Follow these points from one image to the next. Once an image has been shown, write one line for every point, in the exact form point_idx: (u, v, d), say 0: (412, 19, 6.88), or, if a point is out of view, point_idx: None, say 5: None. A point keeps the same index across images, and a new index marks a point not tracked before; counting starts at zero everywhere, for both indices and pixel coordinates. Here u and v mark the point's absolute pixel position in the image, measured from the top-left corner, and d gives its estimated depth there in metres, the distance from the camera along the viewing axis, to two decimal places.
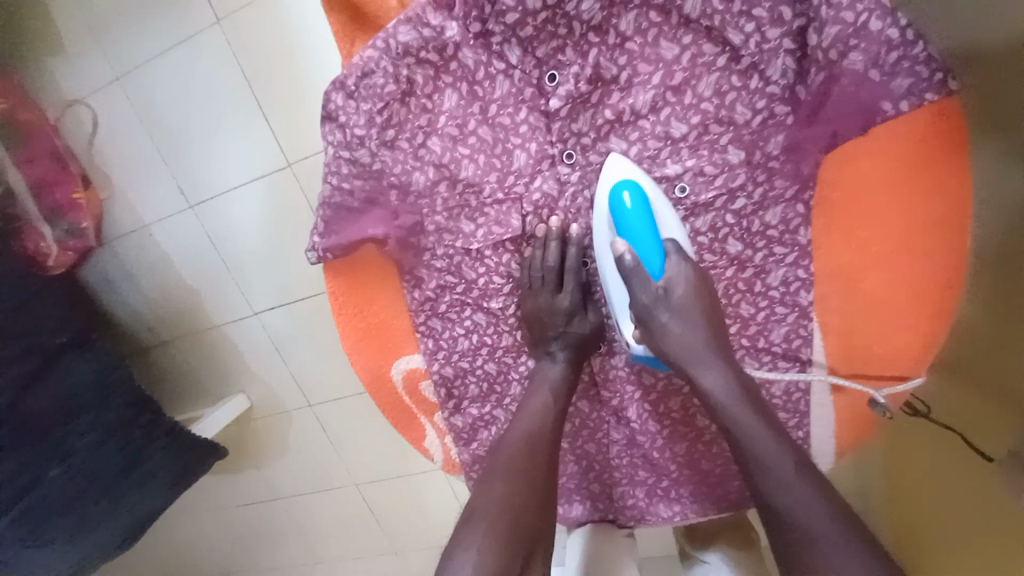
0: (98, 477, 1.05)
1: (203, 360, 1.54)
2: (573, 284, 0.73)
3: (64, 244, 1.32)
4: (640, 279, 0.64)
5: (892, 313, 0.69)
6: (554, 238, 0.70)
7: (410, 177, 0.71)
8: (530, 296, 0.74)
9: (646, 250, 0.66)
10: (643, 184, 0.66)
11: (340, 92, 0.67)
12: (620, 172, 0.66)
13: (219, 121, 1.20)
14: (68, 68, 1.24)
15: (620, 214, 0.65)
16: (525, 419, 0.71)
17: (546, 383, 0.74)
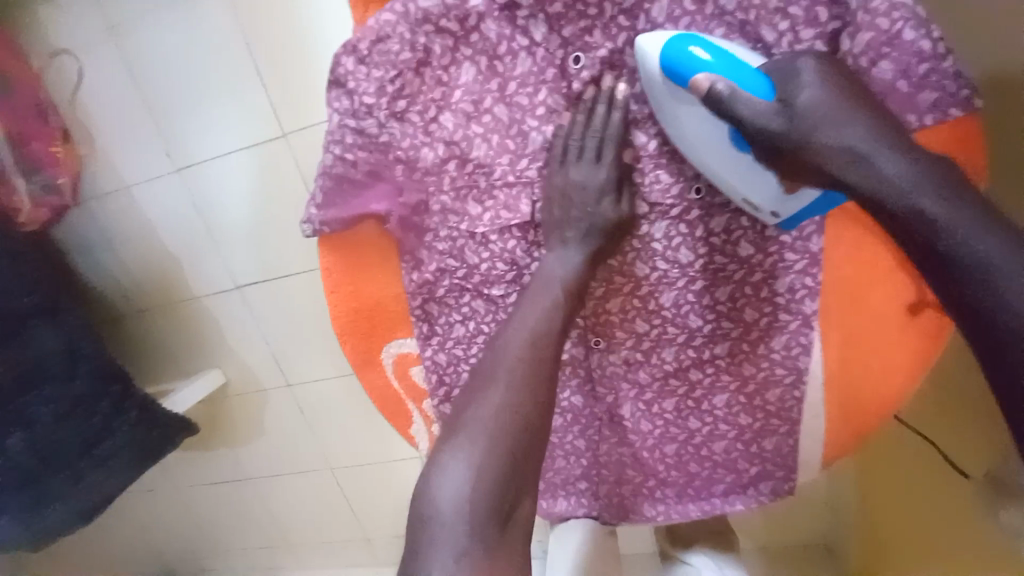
0: (63, 444, 1.01)
1: (179, 331, 1.47)
2: (613, 156, 0.65)
3: (39, 200, 1.24)
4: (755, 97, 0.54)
5: (888, 345, 0.70)
6: (581, 130, 0.64)
7: (418, 152, 0.67)
8: (560, 171, 0.66)
9: (743, 81, 0.55)
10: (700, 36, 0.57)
11: (351, 56, 0.63)
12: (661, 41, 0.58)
13: (213, 84, 1.15)
14: (52, 13, 1.17)
15: (690, 68, 0.56)
16: (529, 324, 0.63)
17: (556, 279, 0.66)
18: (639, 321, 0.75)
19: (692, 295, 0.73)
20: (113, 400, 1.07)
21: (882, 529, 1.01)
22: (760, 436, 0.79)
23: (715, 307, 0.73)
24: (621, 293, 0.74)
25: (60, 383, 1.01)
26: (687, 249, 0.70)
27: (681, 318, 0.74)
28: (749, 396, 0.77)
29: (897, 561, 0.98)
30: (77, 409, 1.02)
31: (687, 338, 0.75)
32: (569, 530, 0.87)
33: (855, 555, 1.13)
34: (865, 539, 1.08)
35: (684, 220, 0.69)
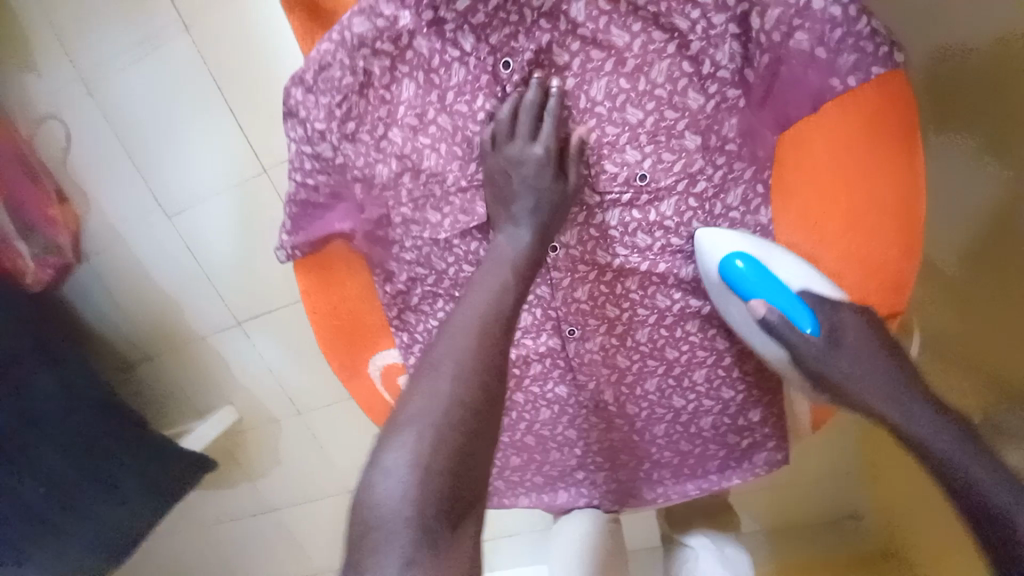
0: (81, 488, 1.05)
1: (188, 371, 1.52)
2: (549, 131, 0.66)
3: (42, 261, 1.31)
4: (793, 329, 0.67)
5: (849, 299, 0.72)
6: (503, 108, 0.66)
7: (373, 170, 0.71)
8: (495, 152, 0.68)
9: (789, 311, 0.68)
10: (750, 252, 0.68)
11: (299, 87, 0.67)
12: (721, 243, 0.70)
13: (191, 133, 1.21)
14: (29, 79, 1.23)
15: (739, 279, 0.68)
16: (485, 295, 0.63)
17: (507, 256, 0.67)
18: (610, 306, 0.78)
19: (657, 277, 0.75)
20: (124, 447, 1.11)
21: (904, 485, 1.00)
22: (745, 407, 0.80)
23: (681, 285, 0.75)
24: (587, 280, 0.77)
25: (71, 434, 1.04)
26: (644, 233, 0.72)
27: (649, 298, 0.76)
28: (728, 368, 0.78)
29: (921, 512, 0.97)
30: (92, 459, 1.06)
31: (658, 317, 0.77)
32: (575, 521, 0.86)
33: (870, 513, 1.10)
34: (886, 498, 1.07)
35: (635, 206, 0.71)
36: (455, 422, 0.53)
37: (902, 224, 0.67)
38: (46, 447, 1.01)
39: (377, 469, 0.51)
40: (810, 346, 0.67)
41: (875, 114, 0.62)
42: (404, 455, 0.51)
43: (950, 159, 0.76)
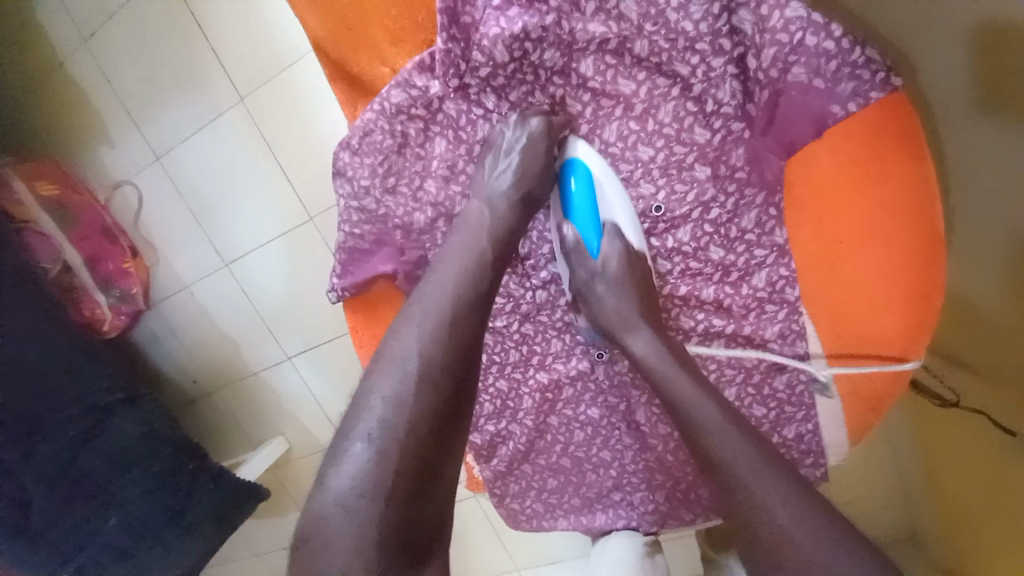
0: (152, 521, 1.15)
1: (245, 405, 1.64)
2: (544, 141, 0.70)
3: (117, 308, 1.48)
4: (579, 255, 0.74)
5: (873, 315, 0.71)
6: (513, 128, 0.70)
7: (411, 217, 0.79)
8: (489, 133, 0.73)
9: (586, 232, 0.74)
10: (592, 168, 0.73)
11: (346, 150, 0.77)
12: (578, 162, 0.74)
13: (246, 189, 1.35)
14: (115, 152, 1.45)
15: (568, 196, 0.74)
16: (455, 270, 0.66)
17: (474, 227, 0.69)
18: None
19: (679, 299, 0.78)
20: (190, 479, 1.21)
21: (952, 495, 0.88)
22: (778, 424, 0.80)
23: (703, 306, 0.78)
24: None
25: (146, 466, 1.16)
26: (663, 259, 0.77)
27: (674, 321, 0.79)
28: (758, 386, 0.80)
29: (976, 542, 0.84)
30: (162, 490, 1.17)
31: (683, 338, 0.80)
32: (613, 542, 0.88)
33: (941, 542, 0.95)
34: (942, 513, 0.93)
35: (654, 235, 0.77)
36: (415, 432, 0.58)
37: (922, 240, 0.66)
38: (122, 484, 1.12)
39: (362, 483, 0.56)
40: (583, 268, 0.74)
41: (877, 135, 0.65)
42: (353, 467, 0.56)
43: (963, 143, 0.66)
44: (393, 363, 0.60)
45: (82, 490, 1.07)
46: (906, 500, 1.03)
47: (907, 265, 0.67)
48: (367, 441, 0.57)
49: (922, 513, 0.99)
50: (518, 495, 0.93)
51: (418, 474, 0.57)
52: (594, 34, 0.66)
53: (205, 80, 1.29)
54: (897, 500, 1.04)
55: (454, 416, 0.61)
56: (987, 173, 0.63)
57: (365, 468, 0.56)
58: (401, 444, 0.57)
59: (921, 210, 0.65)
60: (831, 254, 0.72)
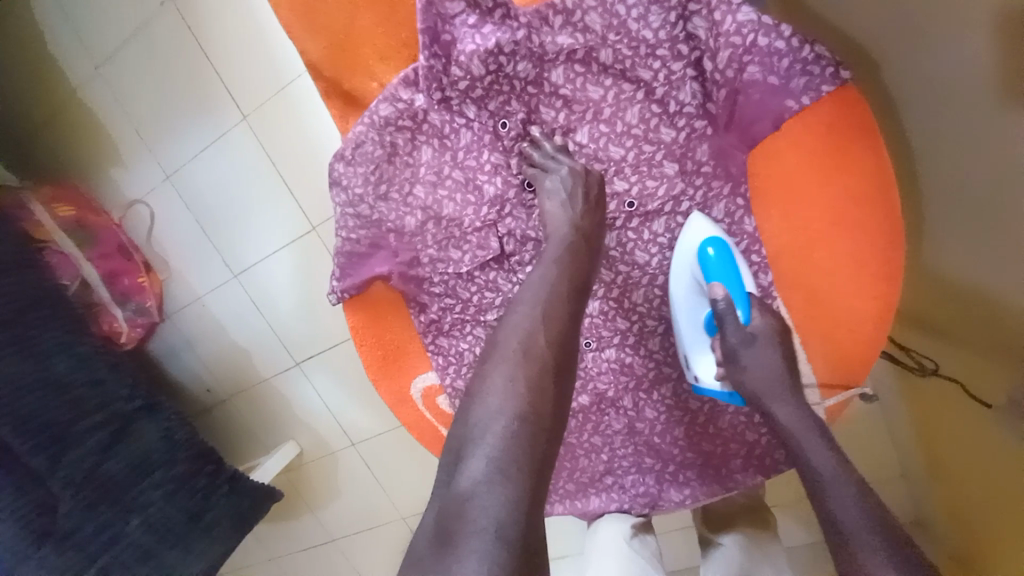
0: (173, 521, 1.20)
1: (257, 410, 1.70)
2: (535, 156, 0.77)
3: (133, 322, 1.55)
4: (732, 321, 0.72)
5: (841, 297, 0.76)
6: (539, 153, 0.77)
7: (402, 221, 0.85)
8: (494, 142, 0.79)
9: (733, 296, 0.73)
10: (724, 240, 0.74)
11: (340, 161, 0.83)
12: (705, 233, 0.75)
13: (250, 203, 1.42)
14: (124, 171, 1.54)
15: (706, 264, 0.74)
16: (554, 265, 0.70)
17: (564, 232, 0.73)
18: (620, 318, 0.86)
19: (659, 288, 0.82)
20: (209, 481, 1.28)
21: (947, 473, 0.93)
22: None
23: None
24: (599, 296, 0.85)
25: (165, 471, 1.22)
26: (641, 251, 0.81)
27: (656, 310, 0.84)
28: None
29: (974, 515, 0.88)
30: (182, 491, 1.23)
31: (666, 326, 0.85)
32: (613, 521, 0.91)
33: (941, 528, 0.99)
34: (942, 493, 0.96)
35: (629, 228, 0.80)
36: (542, 417, 0.59)
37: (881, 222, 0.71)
38: (144, 486, 1.18)
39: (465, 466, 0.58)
40: (734, 332, 0.72)
41: (832, 126, 0.69)
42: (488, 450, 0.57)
43: (942, 137, 0.73)
44: (501, 354, 0.64)
45: (108, 493, 1.13)
46: (906, 487, 1.07)
47: (873, 247, 0.72)
48: (510, 422, 0.58)
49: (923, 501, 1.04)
50: None
51: (544, 451, 0.58)
52: (562, 45, 0.72)
53: (209, 102, 1.37)
54: (898, 487, 1.08)
55: (564, 405, 0.62)
56: (950, 159, 0.74)
57: (459, 448, 0.60)
58: (531, 428, 0.58)
59: (881, 194, 0.69)
60: (797, 242, 0.76)
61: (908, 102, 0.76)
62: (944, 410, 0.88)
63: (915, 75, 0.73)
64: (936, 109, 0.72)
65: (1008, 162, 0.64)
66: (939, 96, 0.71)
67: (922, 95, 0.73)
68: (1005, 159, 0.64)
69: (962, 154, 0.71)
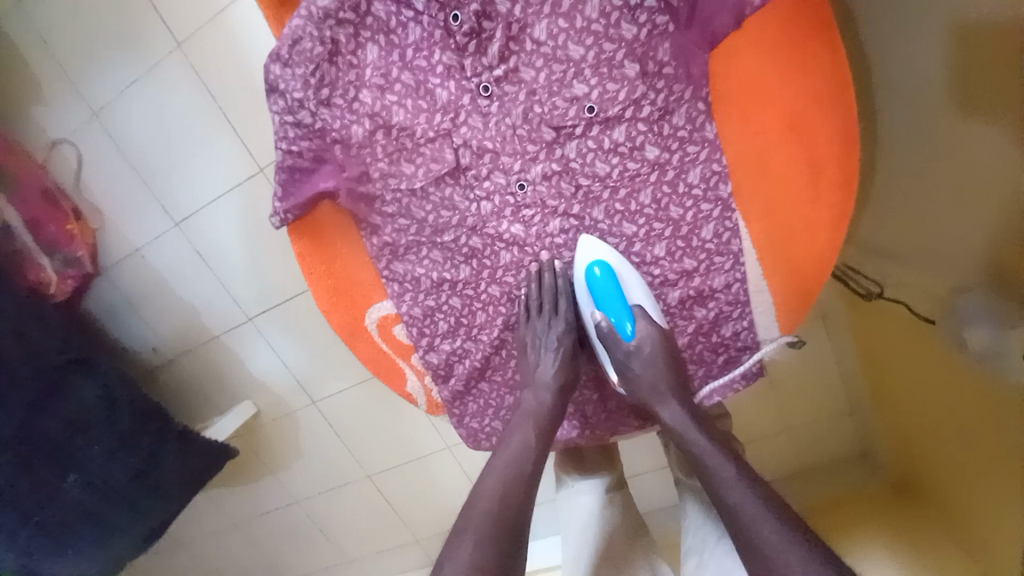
0: (115, 479, 1.13)
1: (205, 368, 1.60)
2: (495, 50, 0.73)
3: (63, 273, 1.39)
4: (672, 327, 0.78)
5: (794, 208, 0.76)
6: (494, 55, 0.73)
7: (349, 130, 0.78)
8: (447, 39, 0.74)
9: (616, 314, 0.79)
10: (611, 262, 0.79)
11: (277, 62, 0.75)
12: (588, 255, 0.80)
13: (187, 139, 1.29)
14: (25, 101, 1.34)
15: (591, 287, 0.80)
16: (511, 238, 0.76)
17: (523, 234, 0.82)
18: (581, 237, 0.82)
19: (620, 203, 0.79)
20: (155, 438, 1.17)
21: (894, 406, 1.04)
22: (718, 324, 0.84)
23: (643, 211, 0.79)
24: (558, 214, 0.81)
25: (103, 429, 1.11)
26: (602, 161, 0.77)
27: (616, 227, 0.81)
28: (697, 287, 0.82)
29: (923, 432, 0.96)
30: (125, 448, 1.14)
31: (627, 245, 0.81)
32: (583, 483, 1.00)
33: (887, 450, 1.13)
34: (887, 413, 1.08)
35: (589, 136, 0.76)
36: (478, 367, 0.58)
37: (842, 129, 0.71)
38: (81, 446, 1.08)
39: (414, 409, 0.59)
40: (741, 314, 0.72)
41: (792, 23, 0.69)
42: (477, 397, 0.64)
43: (911, 114, 0.80)
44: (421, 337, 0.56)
45: (38, 450, 1.03)
46: (852, 418, 1.22)
47: (832, 161, 0.72)
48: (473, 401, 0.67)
49: (867, 426, 1.18)
50: (478, 414, 0.95)
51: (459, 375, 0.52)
52: None
53: (137, 24, 1.21)
54: (845, 419, 1.23)
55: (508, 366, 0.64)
56: (915, 133, 0.80)
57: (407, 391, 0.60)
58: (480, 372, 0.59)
59: (840, 100, 0.70)
60: (756, 150, 0.75)
61: (889, 79, 0.83)
62: (893, 329, 0.95)
63: (896, 63, 0.80)
64: (911, 91, 0.79)
65: (953, 157, 0.74)
66: (909, 80, 0.79)
67: (901, 80, 0.80)
68: (949, 145, 0.74)
69: (920, 139, 0.80)
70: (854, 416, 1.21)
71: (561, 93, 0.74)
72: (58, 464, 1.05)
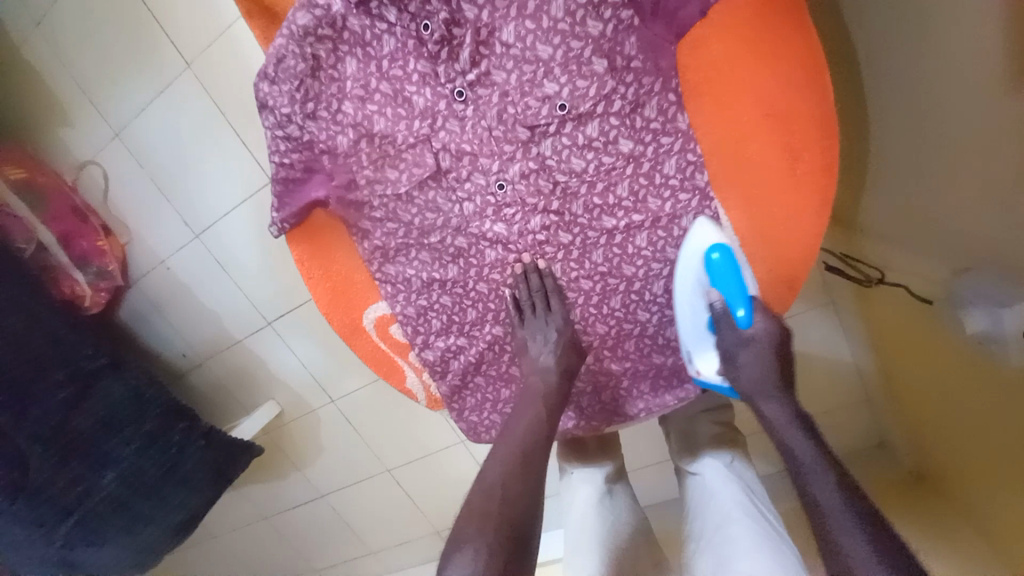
0: (147, 475, 1.21)
1: (228, 371, 1.69)
2: (467, 54, 0.75)
3: (96, 285, 1.50)
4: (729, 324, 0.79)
5: (774, 195, 0.76)
6: (465, 61, 0.75)
7: (335, 140, 0.82)
8: (420, 48, 0.76)
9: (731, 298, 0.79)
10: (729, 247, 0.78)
11: (265, 80, 0.80)
12: (703, 237, 0.78)
13: (199, 155, 1.37)
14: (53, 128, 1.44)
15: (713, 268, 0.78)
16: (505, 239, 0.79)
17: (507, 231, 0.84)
18: (562, 233, 0.83)
19: (598, 197, 0.80)
20: (182, 436, 1.26)
21: (909, 398, 1.02)
22: None
23: (622, 204, 0.80)
24: (539, 211, 0.82)
25: (136, 427, 1.21)
26: (577, 158, 0.79)
27: (596, 221, 0.82)
28: None
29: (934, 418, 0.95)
30: (155, 446, 1.22)
31: (608, 238, 0.82)
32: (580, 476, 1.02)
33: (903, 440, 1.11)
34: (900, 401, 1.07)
35: (563, 134, 0.78)
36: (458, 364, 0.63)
37: (817, 113, 0.71)
38: (114, 442, 1.18)
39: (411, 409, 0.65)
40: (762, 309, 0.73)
41: (759, 9, 0.70)
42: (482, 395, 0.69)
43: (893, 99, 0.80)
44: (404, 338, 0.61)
45: (77, 449, 1.13)
46: (868, 408, 1.20)
47: (811, 146, 0.73)
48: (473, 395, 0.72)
49: (884, 415, 1.16)
50: (475, 408, 0.98)
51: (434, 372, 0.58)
52: None
53: (148, 50, 1.28)
54: (862, 409, 1.21)
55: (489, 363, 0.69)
56: (900, 119, 0.80)
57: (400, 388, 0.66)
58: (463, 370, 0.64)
59: (813, 84, 0.70)
60: (732, 138, 0.75)
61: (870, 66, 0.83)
62: (898, 318, 0.94)
63: (877, 51, 0.80)
64: (896, 80, 0.78)
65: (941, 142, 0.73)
66: (889, 65, 0.78)
67: (891, 73, 0.78)
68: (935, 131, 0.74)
69: (916, 130, 0.77)
70: (869, 405, 1.19)
71: (533, 93, 0.76)
72: (95, 461, 1.15)
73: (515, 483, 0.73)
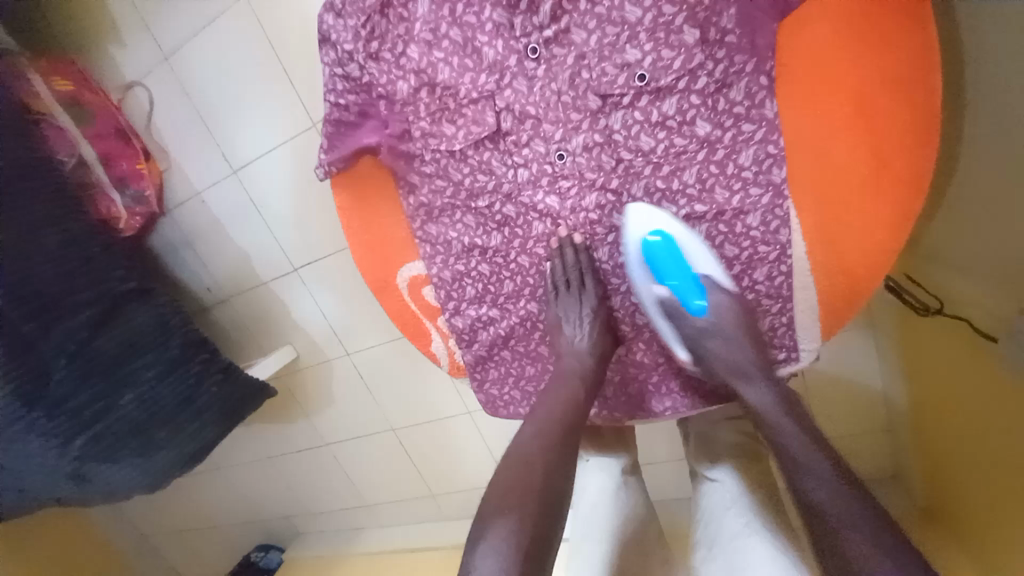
0: (163, 401, 1.22)
1: (250, 311, 1.70)
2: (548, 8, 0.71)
3: (132, 209, 1.51)
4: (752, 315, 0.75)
5: (850, 202, 0.70)
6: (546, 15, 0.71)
7: (394, 85, 0.79)
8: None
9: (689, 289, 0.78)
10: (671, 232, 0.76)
11: (331, 13, 0.77)
12: (643, 221, 0.77)
13: (246, 91, 1.34)
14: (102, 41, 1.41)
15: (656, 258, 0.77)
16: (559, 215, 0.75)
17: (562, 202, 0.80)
18: (617, 214, 0.79)
19: (662, 181, 0.76)
20: (201, 367, 1.27)
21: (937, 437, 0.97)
22: None
23: (685, 191, 0.75)
24: (596, 188, 0.78)
25: (157, 354, 1.22)
26: (647, 135, 0.74)
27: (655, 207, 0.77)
28: (738, 277, 0.78)
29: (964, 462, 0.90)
30: (174, 374, 1.23)
31: None
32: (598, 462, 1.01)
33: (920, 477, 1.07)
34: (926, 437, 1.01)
35: (637, 107, 0.73)
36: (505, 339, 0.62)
37: (915, 118, 0.65)
38: (134, 365, 1.18)
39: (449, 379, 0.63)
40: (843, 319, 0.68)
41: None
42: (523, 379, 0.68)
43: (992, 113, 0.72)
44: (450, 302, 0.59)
45: (100, 366, 1.14)
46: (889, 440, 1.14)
47: (903, 155, 0.66)
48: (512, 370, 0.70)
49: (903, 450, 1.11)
50: (497, 382, 0.95)
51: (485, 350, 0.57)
52: None
53: None
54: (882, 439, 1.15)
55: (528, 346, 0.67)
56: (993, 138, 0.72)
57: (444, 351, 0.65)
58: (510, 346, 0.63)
59: (919, 86, 0.63)
60: (819, 134, 0.69)
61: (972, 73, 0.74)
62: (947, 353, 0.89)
63: (984, 57, 0.71)
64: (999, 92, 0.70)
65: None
66: (995, 74, 0.70)
67: (994, 81, 0.70)
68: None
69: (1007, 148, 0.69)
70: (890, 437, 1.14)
71: (612, 58, 0.71)
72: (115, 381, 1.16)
73: (535, 465, 0.70)
